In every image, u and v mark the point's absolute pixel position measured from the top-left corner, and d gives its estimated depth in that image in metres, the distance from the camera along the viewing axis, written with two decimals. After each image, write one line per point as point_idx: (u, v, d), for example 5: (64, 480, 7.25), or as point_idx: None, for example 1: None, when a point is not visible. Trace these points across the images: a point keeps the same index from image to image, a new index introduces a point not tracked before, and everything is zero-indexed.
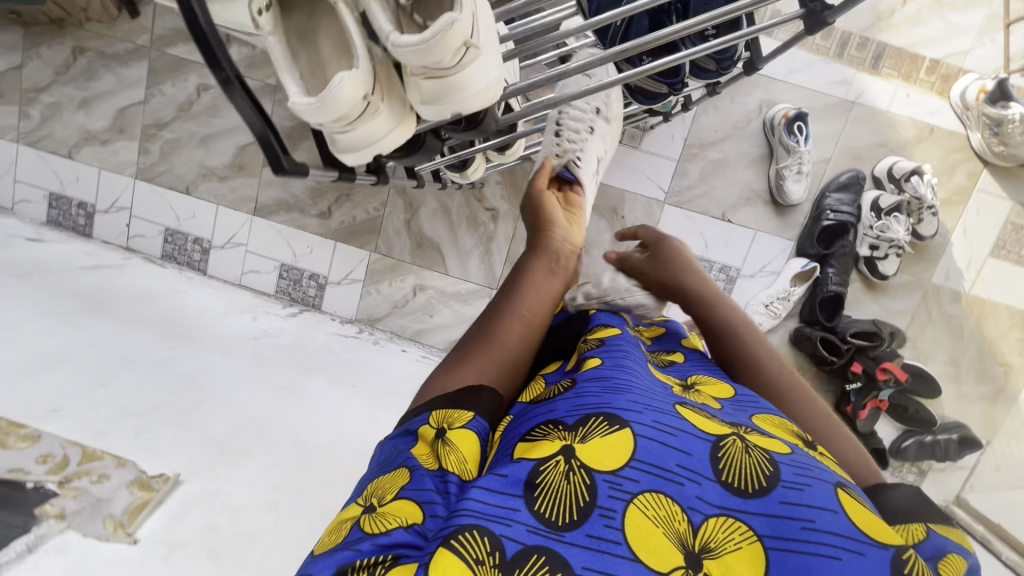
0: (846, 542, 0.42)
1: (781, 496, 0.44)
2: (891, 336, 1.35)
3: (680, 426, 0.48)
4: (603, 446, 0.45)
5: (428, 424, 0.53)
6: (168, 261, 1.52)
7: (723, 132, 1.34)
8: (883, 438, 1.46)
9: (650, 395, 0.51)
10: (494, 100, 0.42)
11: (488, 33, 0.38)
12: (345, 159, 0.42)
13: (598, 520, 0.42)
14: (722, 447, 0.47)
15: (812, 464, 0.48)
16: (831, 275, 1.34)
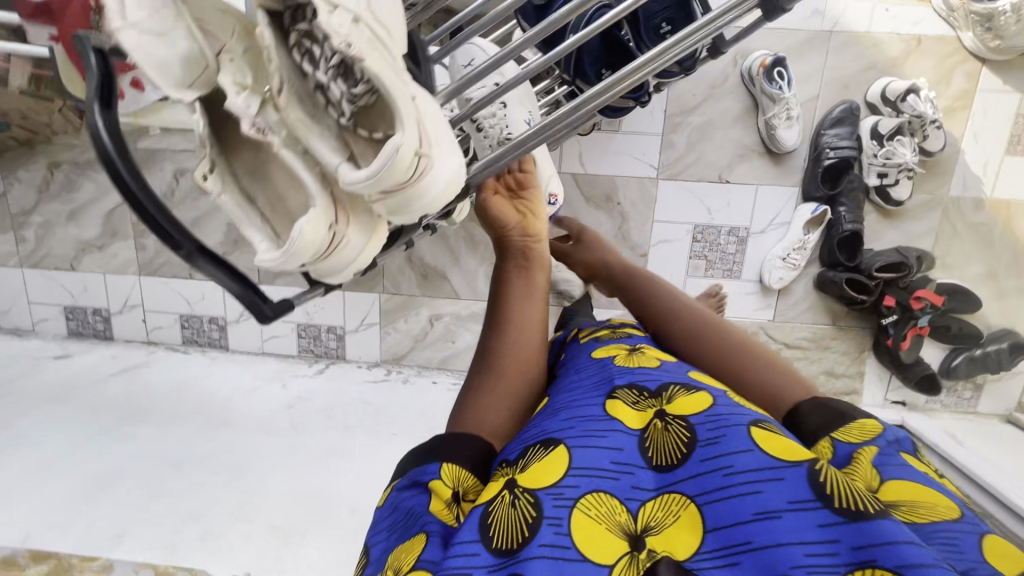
0: (764, 471, 0.44)
1: (701, 455, 0.48)
2: (918, 260, 1.30)
3: (608, 427, 0.53)
4: (537, 469, 0.48)
5: (439, 480, 0.50)
6: (191, 346, 1.54)
7: (701, 95, 1.29)
8: (931, 361, 1.43)
9: (584, 407, 0.56)
10: (458, 189, 0.41)
11: (436, 131, 0.37)
12: (329, 280, 0.42)
13: (547, 529, 0.44)
14: (647, 437, 0.52)
15: (719, 416, 0.51)
16: (844, 215, 1.29)
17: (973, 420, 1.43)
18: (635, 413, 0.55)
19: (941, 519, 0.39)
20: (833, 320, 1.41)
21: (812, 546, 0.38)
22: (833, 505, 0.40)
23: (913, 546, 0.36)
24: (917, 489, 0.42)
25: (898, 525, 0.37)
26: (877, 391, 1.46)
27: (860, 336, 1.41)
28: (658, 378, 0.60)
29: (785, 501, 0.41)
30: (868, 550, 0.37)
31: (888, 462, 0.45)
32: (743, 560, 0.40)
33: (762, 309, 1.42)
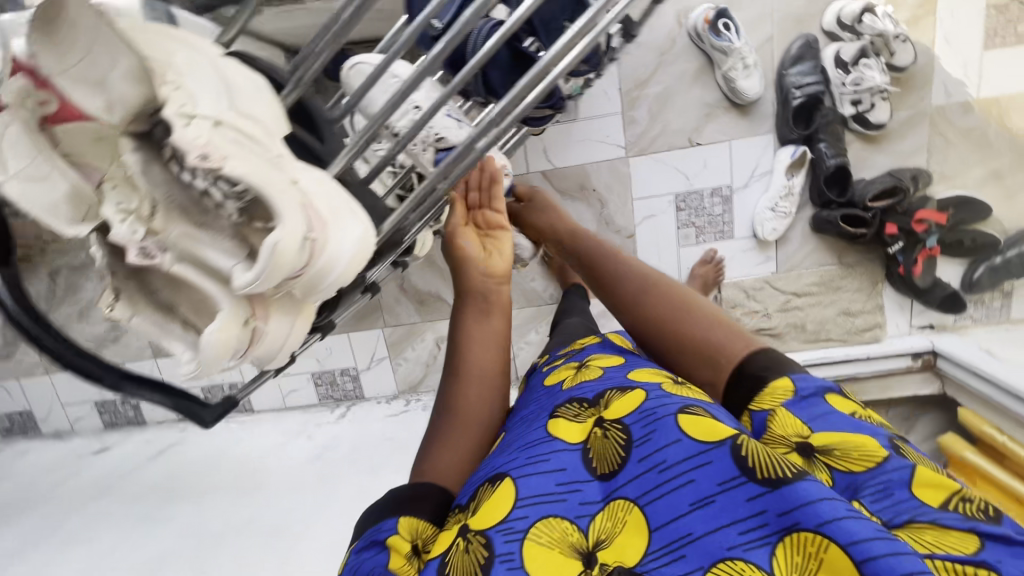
0: (694, 458, 0.48)
1: (638, 456, 0.52)
2: (913, 180, 1.25)
3: (553, 449, 0.57)
4: (488, 510, 0.53)
5: (397, 534, 0.55)
6: (219, 414, 1.56)
7: (653, 63, 1.26)
8: (951, 279, 1.36)
9: (529, 437, 0.60)
10: (370, 252, 0.41)
11: (327, 206, 0.37)
12: (269, 366, 0.42)
13: (501, 564, 0.47)
14: (588, 449, 0.56)
15: (656, 407, 0.54)
16: (825, 151, 1.24)
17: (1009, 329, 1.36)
18: (577, 427, 0.59)
19: (869, 471, 0.48)
20: (839, 258, 1.37)
21: (744, 523, 0.43)
22: (756, 476, 0.44)
23: (829, 502, 0.41)
24: (852, 442, 0.49)
25: (816, 484, 0.43)
26: (901, 320, 1.41)
27: (871, 269, 1.36)
28: (598, 388, 0.64)
29: (716, 484, 0.46)
30: (790, 514, 0.42)
31: (814, 420, 0.53)
32: (688, 551, 0.44)
33: (763, 263, 1.39)
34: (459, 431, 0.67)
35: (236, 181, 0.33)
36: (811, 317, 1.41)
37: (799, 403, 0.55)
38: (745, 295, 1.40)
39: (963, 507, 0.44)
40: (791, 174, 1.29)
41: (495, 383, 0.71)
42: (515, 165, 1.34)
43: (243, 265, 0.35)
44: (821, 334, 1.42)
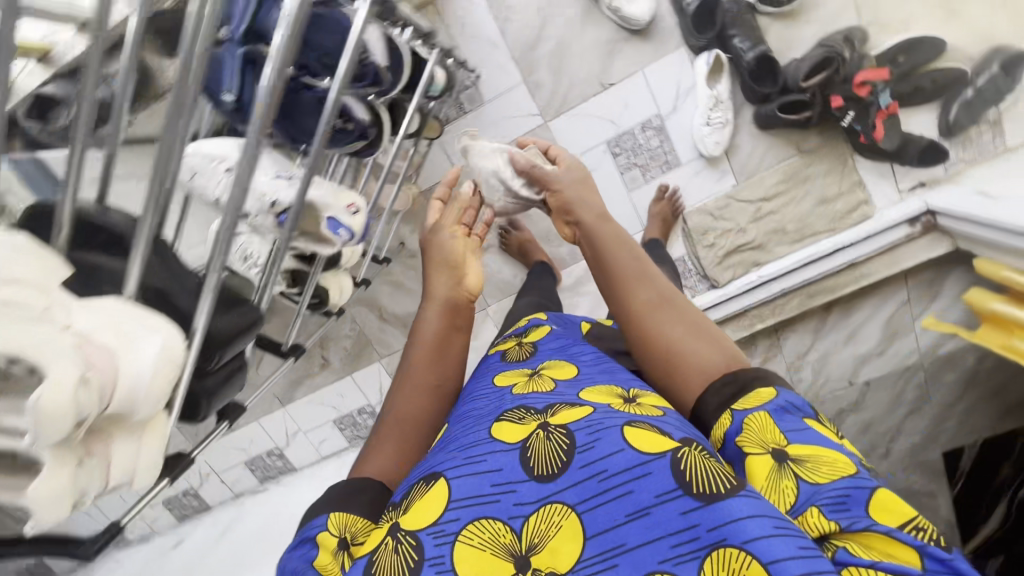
0: (634, 469, 0.46)
1: (581, 462, 0.49)
2: (845, 42, 1.15)
3: (490, 449, 0.53)
4: (421, 510, 0.51)
5: (326, 530, 0.58)
6: (268, 480, 1.72)
7: (537, 21, 1.21)
8: (929, 128, 1.25)
9: (470, 438, 0.56)
10: (181, 353, 0.43)
11: (106, 333, 0.39)
12: (141, 483, 0.45)
13: (431, 562, 0.47)
14: (529, 447, 0.51)
15: (606, 417, 0.52)
16: (741, 46, 1.16)
17: None
18: (519, 427, 0.54)
19: (830, 483, 0.46)
20: (799, 148, 1.28)
21: (675, 536, 0.42)
22: (692, 490, 0.43)
23: (757, 519, 0.41)
24: (828, 467, 0.47)
25: (753, 499, 0.42)
26: (888, 189, 1.31)
27: (835, 148, 1.27)
28: (548, 397, 0.58)
29: (652, 496, 0.45)
30: (719, 530, 0.41)
31: (791, 431, 0.50)
32: (620, 561, 0.43)
33: (721, 178, 1.31)
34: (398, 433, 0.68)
35: None
36: (789, 217, 1.33)
37: (776, 415, 0.52)
38: (714, 217, 1.34)
39: (921, 534, 0.43)
40: (714, 83, 1.21)
41: (447, 394, 0.75)
42: (442, 169, 1.33)
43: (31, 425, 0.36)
44: (806, 230, 1.33)
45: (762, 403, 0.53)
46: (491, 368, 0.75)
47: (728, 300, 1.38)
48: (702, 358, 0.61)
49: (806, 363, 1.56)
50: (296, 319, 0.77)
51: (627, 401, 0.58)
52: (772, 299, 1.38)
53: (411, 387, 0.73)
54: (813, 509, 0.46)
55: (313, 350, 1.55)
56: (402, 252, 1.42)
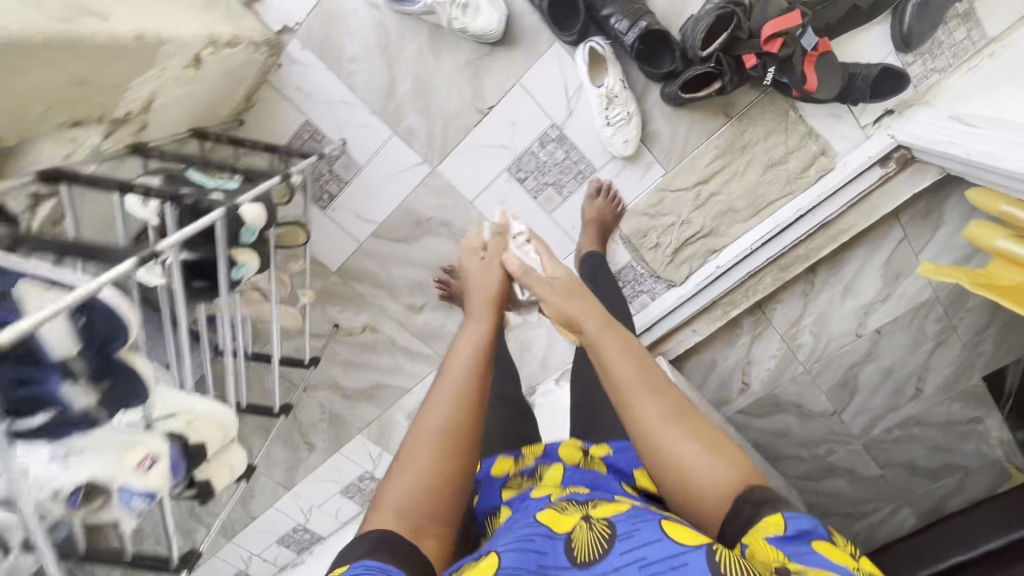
0: (670, 559, 0.43)
1: (620, 549, 0.46)
2: None
3: (538, 532, 0.51)
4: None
5: None
6: (304, 551, 1.77)
7: (384, 64, 1.04)
8: (881, 47, 1.01)
9: (516, 521, 0.54)
10: None
11: None
12: None
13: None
14: (571, 539, 0.49)
15: (644, 513, 0.51)
16: (619, 28, 0.95)
17: (990, 57, 0.99)
18: (565, 517, 0.52)
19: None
20: (728, 114, 1.07)
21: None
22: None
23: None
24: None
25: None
26: (848, 129, 1.08)
27: (771, 103, 1.05)
28: (586, 495, 0.58)
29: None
30: None
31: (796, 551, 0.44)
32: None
33: (647, 172, 1.13)
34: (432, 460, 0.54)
35: None
36: (737, 193, 1.13)
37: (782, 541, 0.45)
38: (650, 216, 1.17)
39: None
40: (603, 78, 1.01)
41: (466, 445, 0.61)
42: (346, 244, 1.23)
43: None
44: (761, 201, 1.14)
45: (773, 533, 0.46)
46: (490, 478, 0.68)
47: (691, 299, 1.23)
48: (711, 482, 0.53)
49: (802, 328, 1.40)
50: (172, 525, 0.72)
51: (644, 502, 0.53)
52: (741, 284, 1.22)
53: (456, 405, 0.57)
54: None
55: (294, 438, 1.54)
56: (339, 333, 1.35)
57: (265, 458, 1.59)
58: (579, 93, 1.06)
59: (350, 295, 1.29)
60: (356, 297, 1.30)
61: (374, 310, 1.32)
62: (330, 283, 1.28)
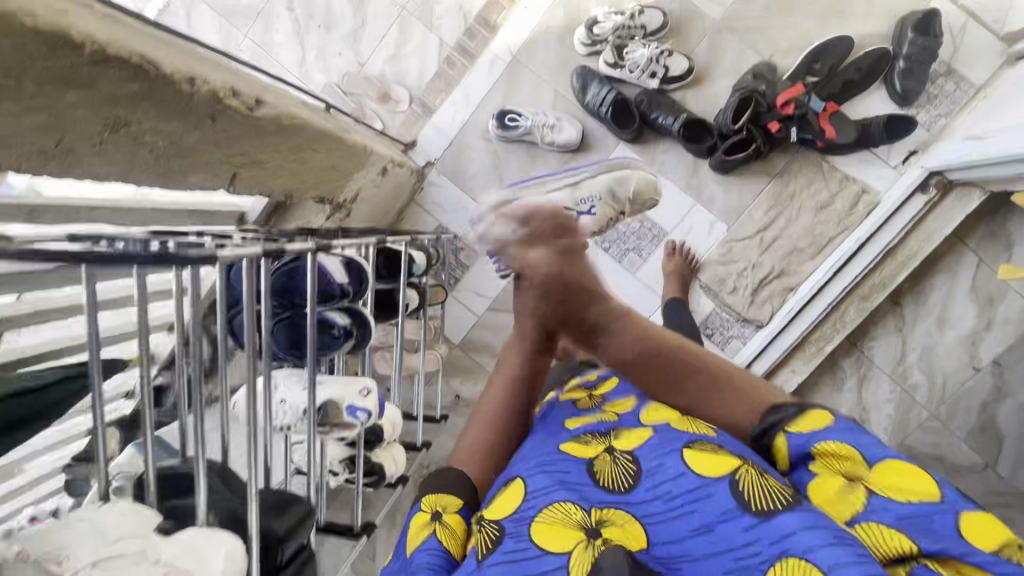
0: (695, 489, 0.49)
1: (645, 485, 0.53)
2: (756, 79, 1.24)
3: (568, 464, 0.57)
4: (501, 504, 0.54)
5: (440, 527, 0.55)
6: None
7: (494, 177, 1.42)
8: (883, 107, 1.26)
9: (542, 452, 0.61)
10: (243, 550, 0.56)
11: (174, 552, 0.53)
12: None
13: (510, 541, 0.48)
14: (594, 464, 0.57)
15: (666, 445, 0.56)
16: (666, 121, 1.28)
17: (987, 96, 1.20)
18: (585, 449, 0.60)
19: (830, 525, 0.41)
20: (770, 172, 1.31)
21: (740, 548, 0.43)
22: (751, 508, 0.45)
23: (812, 530, 0.41)
24: (826, 485, 0.48)
25: (807, 513, 0.43)
26: (881, 170, 1.28)
27: (804, 160, 1.29)
28: (608, 426, 0.64)
29: (715, 514, 0.46)
30: (779, 542, 0.41)
31: (804, 544, 0.40)
32: (684, 566, 0.45)
33: (712, 228, 1.35)
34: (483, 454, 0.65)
35: None
36: (797, 234, 1.32)
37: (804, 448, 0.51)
38: (723, 263, 1.36)
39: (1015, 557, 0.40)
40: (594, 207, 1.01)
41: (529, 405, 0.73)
42: (467, 320, 1.49)
43: None
44: (821, 239, 1.31)
45: (821, 425, 0.53)
46: (560, 413, 0.71)
47: (780, 334, 1.34)
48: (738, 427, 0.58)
49: (909, 365, 1.40)
50: (360, 500, 0.91)
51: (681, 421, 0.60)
52: (827, 317, 1.30)
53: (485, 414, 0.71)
54: (906, 563, 0.40)
55: None
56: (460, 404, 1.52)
57: None
58: (580, 176, 1.06)
59: (471, 366, 1.51)
60: (476, 367, 1.50)
61: None
62: (454, 355, 1.50)
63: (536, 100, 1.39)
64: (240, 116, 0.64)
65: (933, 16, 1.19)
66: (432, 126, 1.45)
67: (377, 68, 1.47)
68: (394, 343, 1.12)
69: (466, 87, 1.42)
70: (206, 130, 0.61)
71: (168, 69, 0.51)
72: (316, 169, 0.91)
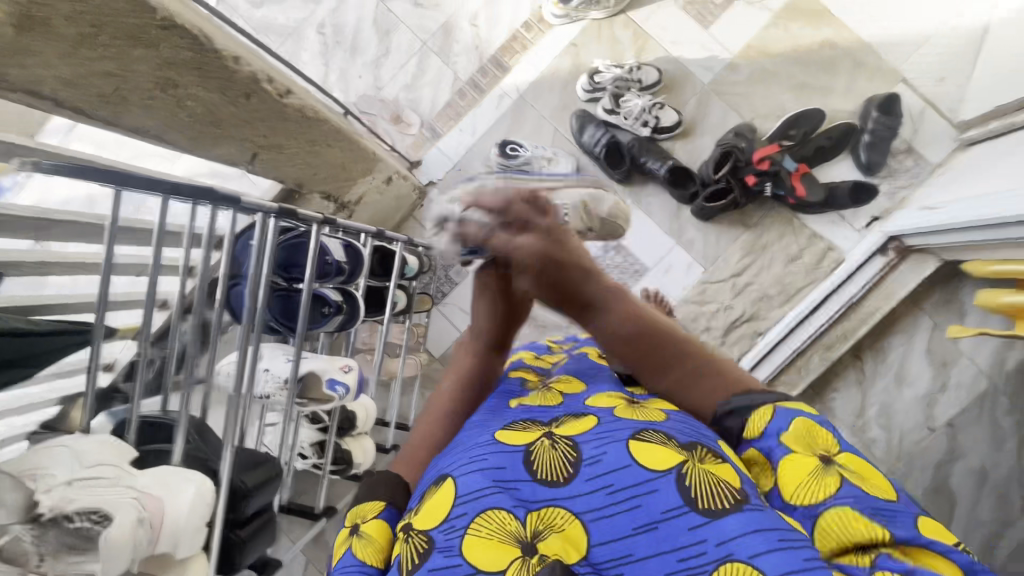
0: (641, 482, 0.44)
1: (586, 473, 0.46)
2: (737, 137, 1.36)
3: (497, 449, 0.50)
4: (431, 508, 0.48)
5: (371, 533, 0.53)
6: None
7: None
8: (851, 174, 1.39)
9: (473, 442, 0.53)
10: (213, 488, 0.58)
11: (148, 480, 0.54)
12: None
13: (438, 556, 0.43)
14: (531, 452, 0.49)
15: (611, 430, 0.49)
16: (654, 166, 1.39)
17: (942, 174, 1.33)
18: (526, 432, 0.52)
19: (778, 527, 0.40)
20: (746, 223, 1.42)
21: (684, 549, 0.40)
22: (696, 505, 0.42)
23: (760, 533, 0.39)
24: (794, 468, 0.45)
25: (754, 515, 0.40)
26: (847, 231, 1.40)
27: (777, 215, 1.40)
28: (552, 411, 0.57)
29: (659, 511, 0.42)
30: (725, 544, 0.39)
31: (749, 549, 0.38)
32: (625, 570, 0.41)
33: (689, 269, 1.44)
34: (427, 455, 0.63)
35: (91, 509, 0.49)
36: (769, 282, 1.41)
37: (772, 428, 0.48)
38: (697, 303, 1.43)
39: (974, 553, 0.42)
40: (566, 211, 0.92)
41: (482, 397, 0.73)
42: (449, 334, 1.53)
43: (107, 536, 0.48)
44: (790, 289, 1.41)
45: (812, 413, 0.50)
46: (508, 390, 0.69)
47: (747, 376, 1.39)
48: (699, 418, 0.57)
49: (868, 419, 1.45)
50: (324, 487, 0.92)
51: (629, 410, 0.54)
52: (791, 363, 1.36)
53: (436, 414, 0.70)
54: (872, 551, 0.40)
55: None
56: None
57: None
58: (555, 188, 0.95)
59: None
60: None
61: None
62: (433, 369, 1.53)
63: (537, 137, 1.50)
64: (271, 99, 0.73)
65: (894, 100, 1.34)
66: (438, 149, 1.55)
67: (394, 93, 1.58)
68: (378, 342, 1.15)
69: (474, 117, 1.54)
70: (241, 106, 0.69)
71: (219, 47, 0.60)
72: (329, 165, 0.99)
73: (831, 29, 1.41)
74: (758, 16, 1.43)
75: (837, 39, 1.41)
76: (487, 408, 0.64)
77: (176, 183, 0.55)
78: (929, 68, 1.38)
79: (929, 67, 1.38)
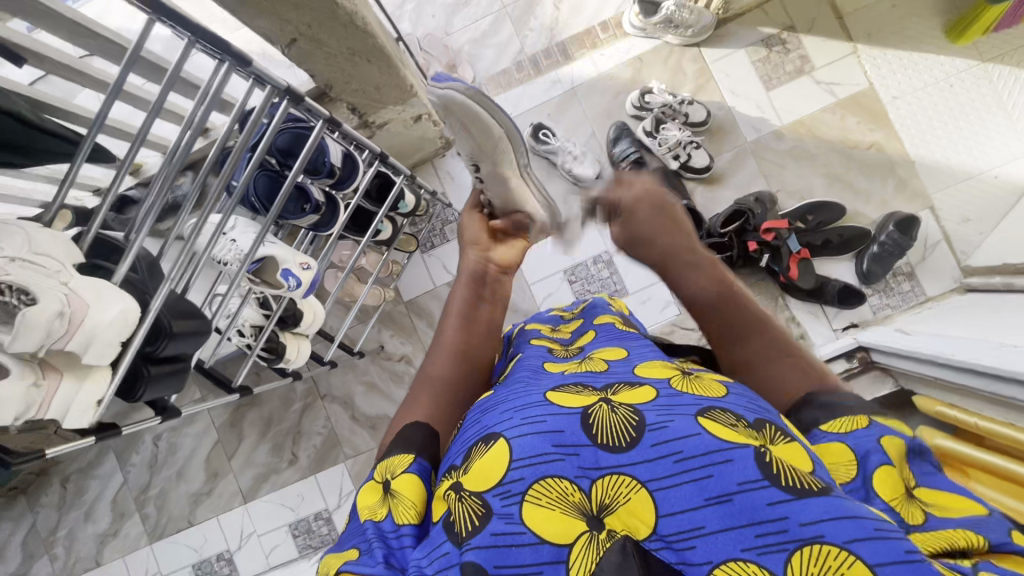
0: (714, 453, 0.42)
1: (651, 441, 0.44)
2: (756, 202, 1.38)
3: (548, 411, 0.48)
4: (483, 469, 0.46)
5: (406, 491, 0.54)
6: None
7: None
8: (847, 275, 1.42)
9: (521, 400, 0.51)
10: (136, 316, 0.61)
11: (91, 288, 0.58)
12: (87, 420, 0.61)
13: (499, 522, 0.43)
14: (591, 414, 0.47)
15: (677, 400, 0.48)
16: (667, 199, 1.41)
17: (930, 307, 1.36)
18: (579, 395, 0.50)
19: (870, 516, 0.39)
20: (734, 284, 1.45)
21: (761, 525, 0.39)
22: (780, 482, 0.40)
23: (853, 519, 0.38)
24: (885, 476, 0.45)
25: (834, 501, 0.39)
26: (822, 328, 1.43)
27: (765, 287, 1.43)
28: (601, 378, 0.56)
29: (735, 483, 0.40)
30: (814, 525, 0.38)
31: (845, 534, 0.37)
32: (697, 544, 0.40)
33: (666, 308, 1.48)
34: (437, 393, 0.67)
35: (27, 291, 0.54)
36: None
37: (863, 432, 0.49)
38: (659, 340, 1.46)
39: None
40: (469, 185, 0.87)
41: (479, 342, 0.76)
42: (423, 284, 1.57)
43: (28, 314, 0.52)
44: None
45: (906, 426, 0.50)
46: (537, 355, 0.70)
47: None
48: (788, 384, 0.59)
49: None
50: (247, 365, 0.96)
51: (685, 373, 0.56)
52: None
53: (444, 353, 0.73)
54: (967, 559, 0.40)
55: (285, 446, 1.60)
56: (381, 354, 1.57)
57: (246, 456, 1.61)
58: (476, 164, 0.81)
59: (407, 325, 1.57)
60: (411, 329, 1.57)
61: (418, 345, 1.57)
62: (397, 309, 1.57)
63: (572, 132, 1.52)
64: None
65: (912, 222, 1.35)
66: None
67: (458, 42, 1.60)
68: (348, 262, 1.18)
69: (521, 92, 1.56)
70: None
71: None
72: (363, 80, 1.01)
73: (882, 133, 1.42)
74: (820, 97, 1.44)
75: (884, 145, 1.42)
76: (524, 371, 0.63)
77: (194, 25, 0.60)
78: (959, 205, 1.39)
79: (959, 204, 1.39)
